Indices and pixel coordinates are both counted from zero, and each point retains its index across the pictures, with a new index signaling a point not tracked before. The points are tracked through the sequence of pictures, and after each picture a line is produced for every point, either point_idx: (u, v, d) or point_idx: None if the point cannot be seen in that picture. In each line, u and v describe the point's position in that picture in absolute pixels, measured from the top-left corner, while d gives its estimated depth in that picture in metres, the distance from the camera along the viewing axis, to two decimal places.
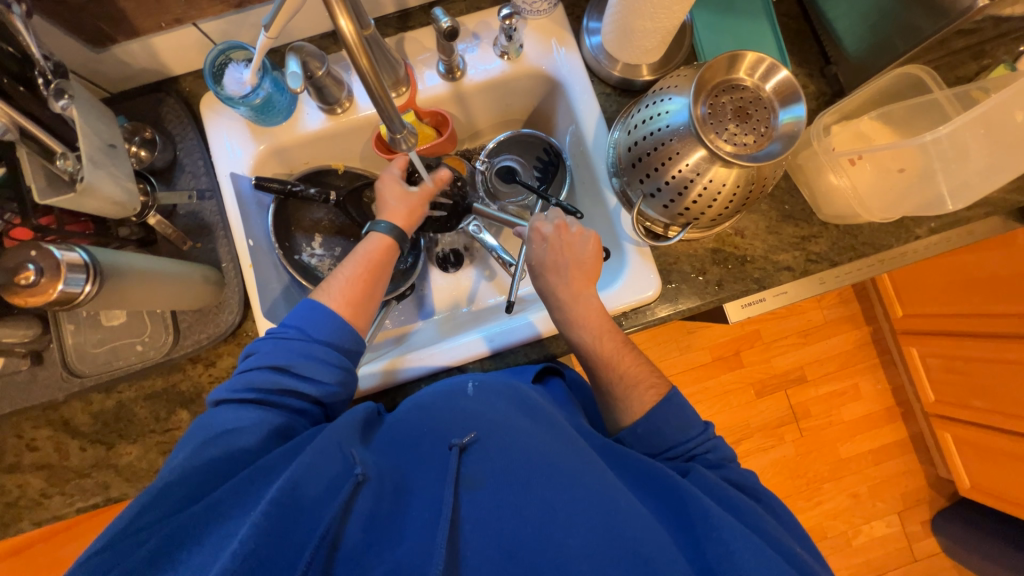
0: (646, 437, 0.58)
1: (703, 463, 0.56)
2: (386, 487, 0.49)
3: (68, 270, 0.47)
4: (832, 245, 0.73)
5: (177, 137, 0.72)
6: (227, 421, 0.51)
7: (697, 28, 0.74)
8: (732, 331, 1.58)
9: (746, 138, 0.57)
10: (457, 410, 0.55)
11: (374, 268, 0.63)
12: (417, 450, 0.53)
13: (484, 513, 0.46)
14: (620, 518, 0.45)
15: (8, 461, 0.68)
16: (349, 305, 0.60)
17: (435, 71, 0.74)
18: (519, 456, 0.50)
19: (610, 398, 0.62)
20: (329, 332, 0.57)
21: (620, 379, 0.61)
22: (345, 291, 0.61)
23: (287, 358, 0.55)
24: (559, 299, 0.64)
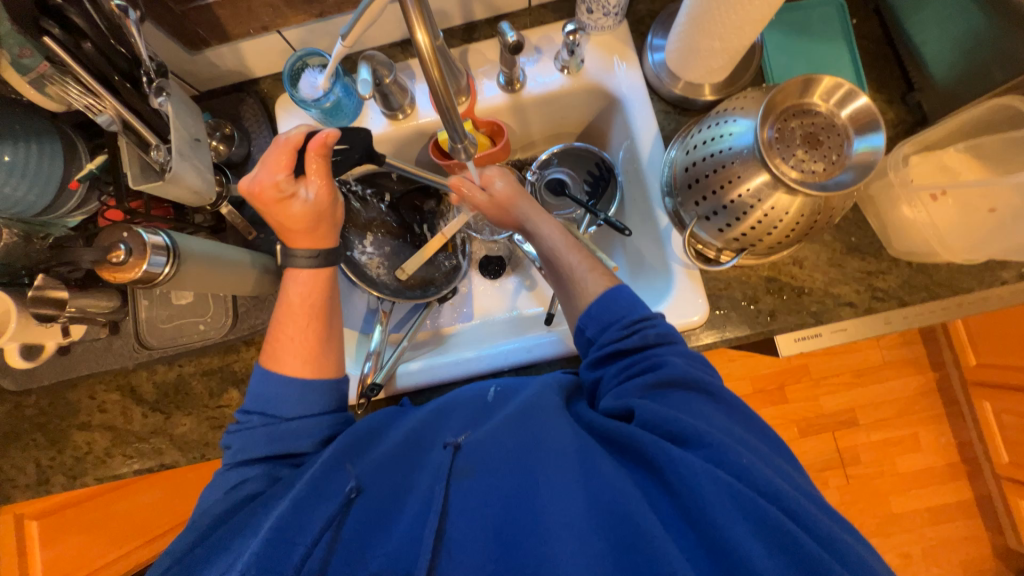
0: (597, 316, 0.58)
1: (632, 367, 0.54)
2: (381, 489, 0.53)
3: (152, 252, 0.51)
4: (902, 282, 0.68)
5: (253, 134, 0.77)
6: (229, 480, 0.55)
7: (768, 48, 0.71)
8: (777, 363, 1.50)
9: (815, 165, 0.55)
10: (451, 423, 0.58)
11: (318, 312, 0.62)
12: (415, 460, 0.56)
13: (472, 504, 0.49)
14: (602, 489, 0.46)
15: (81, 419, 0.75)
16: (305, 363, 0.60)
17: (496, 81, 0.75)
18: (506, 454, 0.52)
19: (572, 288, 0.63)
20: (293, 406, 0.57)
21: (582, 260, 0.63)
22: (293, 346, 0.60)
23: (264, 446, 0.56)
24: (524, 213, 0.68)
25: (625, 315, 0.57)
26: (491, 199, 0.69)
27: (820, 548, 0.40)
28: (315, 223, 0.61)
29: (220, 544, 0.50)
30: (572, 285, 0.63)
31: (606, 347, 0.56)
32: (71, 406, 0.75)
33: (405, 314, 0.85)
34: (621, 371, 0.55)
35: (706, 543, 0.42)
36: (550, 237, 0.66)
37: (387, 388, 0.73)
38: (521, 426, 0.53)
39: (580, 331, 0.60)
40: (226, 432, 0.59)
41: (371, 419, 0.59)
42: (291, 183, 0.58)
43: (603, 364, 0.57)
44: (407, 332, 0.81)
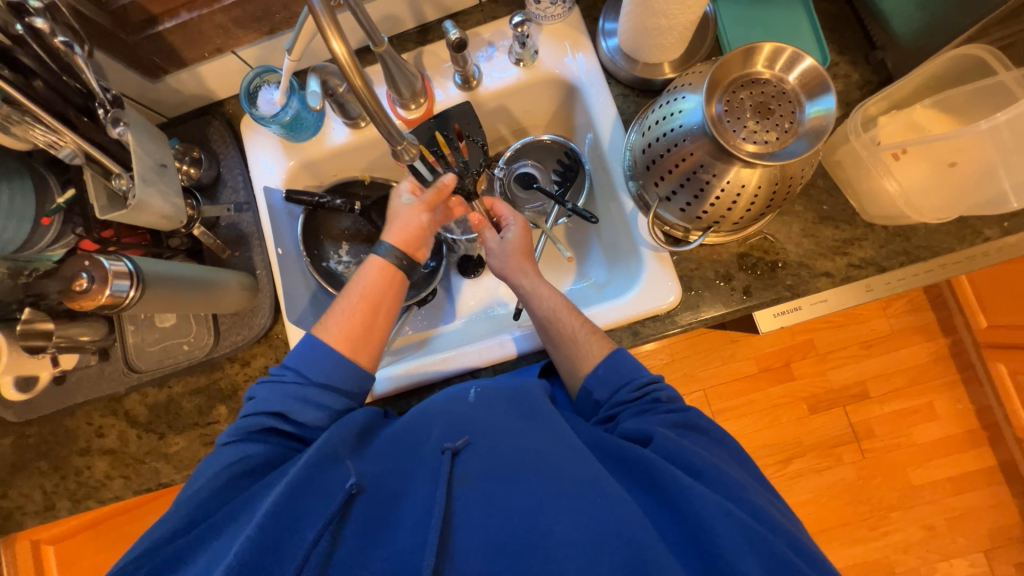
0: (604, 377, 0.58)
1: (642, 408, 0.55)
2: (382, 490, 0.52)
3: (115, 278, 0.53)
4: (880, 248, 0.66)
5: (221, 156, 0.78)
6: (234, 452, 0.54)
7: (723, 20, 0.70)
8: (780, 340, 1.47)
9: (768, 135, 0.53)
10: (451, 415, 0.55)
11: (372, 296, 0.63)
12: (412, 459, 0.54)
13: (473, 513, 0.48)
14: (607, 506, 0.45)
15: (81, 445, 0.77)
16: (346, 339, 0.60)
17: (452, 82, 0.75)
18: (508, 464, 0.50)
19: (571, 349, 0.61)
20: (319, 370, 0.58)
21: (583, 325, 0.62)
22: (343, 323, 0.61)
23: (283, 404, 0.56)
24: (524, 277, 0.67)
25: (632, 378, 0.57)
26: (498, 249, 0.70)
27: (810, 569, 0.42)
28: (392, 221, 0.66)
29: (219, 522, 0.50)
30: (571, 348, 0.62)
31: (616, 407, 0.57)
32: (70, 433, 0.78)
33: None
34: (640, 410, 0.55)
35: (703, 561, 0.43)
36: (550, 301, 0.65)
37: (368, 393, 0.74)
38: (527, 438, 0.52)
39: (586, 392, 0.60)
40: (254, 383, 0.59)
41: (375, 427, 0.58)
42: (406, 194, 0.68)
43: (615, 409, 0.57)
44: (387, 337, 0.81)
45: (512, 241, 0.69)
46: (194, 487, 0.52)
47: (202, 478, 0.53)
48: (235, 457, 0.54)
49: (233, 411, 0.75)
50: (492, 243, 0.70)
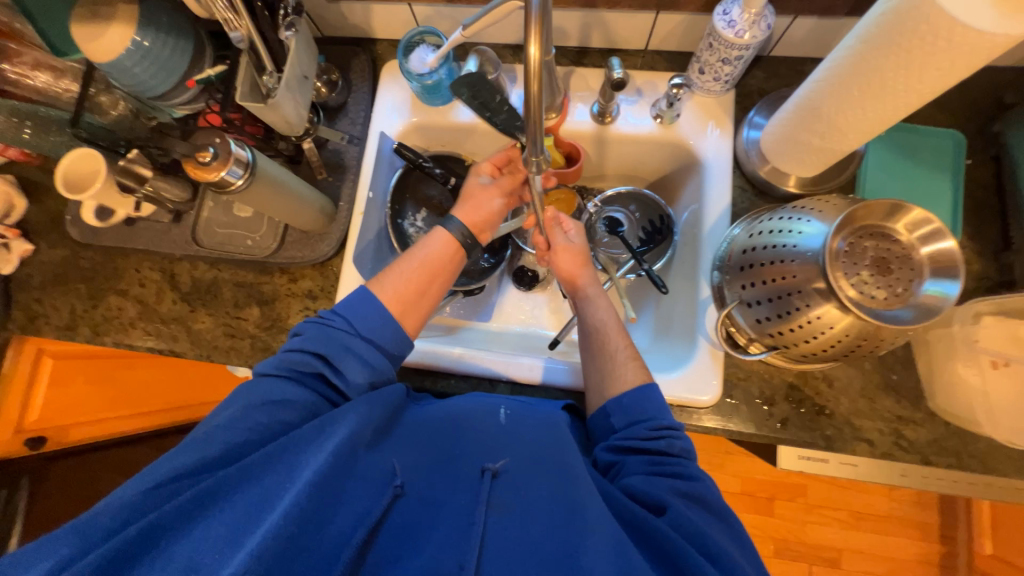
0: (626, 405, 0.59)
1: (654, 460, 0.54)
2: (422, 492, 0.52)
3: (233, 163, 0.58)
4: (934, 441, 0.64)
5: (354, 87, 0.82)
6: (274, 393, 0.55)
7: (868, 158, 0.70)
8: (776, 474, 1.42)
9: (875, 291, 0.52)
10: (488, 434, 0.57)
11: (432, 270, 0.66)
12: (445, 469, 0.54)
13: (506, 543, 0.48)
14: (635, 571, 0.45)
15: (121, 286, 0.81)
16: (397, 300, 0.63)
17: (589, 109, 0.77)
18: (542, 505, 0.51)
19: (609, 365, 0.63)
20: (369, 327, 0.59)
21: (627, 348, 0.64)
22: (398, 284, 0.64)
23: (329, 348, 0.57)
24: (587, 283, 0.71)
25: (652, 418, 0.57)
26: (564, 248, 0.71)
27: None
28: (466, 202, 0.72)
29: (247, 474, 0.48)
30: (609, 363, 0.63)
31: (628, 441, 0.56)
32: (117, 272, 0.82)
33: None
34: (649, 463, 0.54)
35: None
36: (604, 314, 0.68)
37: None
38: (555, 474, 0.53)
39: (604, 413, 0.60)
40: (303, 321, 0.61)
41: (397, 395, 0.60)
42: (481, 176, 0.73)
43: (625, 453, 0.57)
44: None
45: (577, 246, 0.71)
46: (223, 414, 0.52)
47: (234, 413, 0.52)
48: (271, 399, 0.54)
49: (264, 317, 0.77)
50: (557, 242, 0.71)
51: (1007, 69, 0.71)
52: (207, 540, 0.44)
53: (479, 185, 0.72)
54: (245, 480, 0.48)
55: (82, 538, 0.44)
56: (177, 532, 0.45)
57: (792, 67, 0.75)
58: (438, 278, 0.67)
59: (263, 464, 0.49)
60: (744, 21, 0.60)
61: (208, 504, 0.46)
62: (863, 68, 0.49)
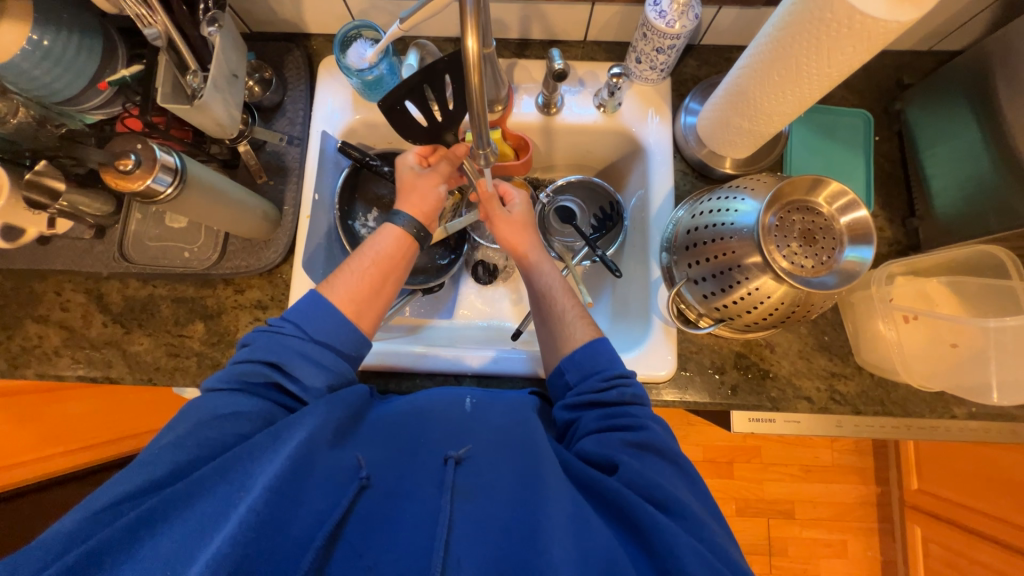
0: (579, 362, 0.61)
1: (611, 419, 0.56)
2: (389, 485, 0.52)
3: (160, 170, 0.54)
4: (861, 392, 0.70)
5: (290, 86, 0.78)
6: (221, 406, 0.52)
7: (793, 140, 0.75)
8: (733, 439, 1.52)
9: (805, 261, 0.57)
10: (451, 425, 0.58)
11: (384, 265, 0.65)
12: (409, 462, 0.54)
13: (471, 525, 0.49)
14: (591, 533, 0.47)
15: (41, 312, 0.74)
16: (351, 300, 0.61)
17: (534, 100, 0.77)
18: (506, 487, 0.51)
19: (559, 327, 0.65)
20: (324, 331, 0.57)
21: (575, 307, 0.66)
22: (351, 285, 0.62)
23: (280, 356, 0.55)
24: (532, 250, 0.71)
25: (604, 368, 0.59)
26: (509, 218, 0.72)
27: None
28: (410, 194, 0.69)
29: (199, 485, 0.46)
30: (557, 324, 0.65)
31: (583, 396, 0.58)
32: (34, 297, 0.74)
33: None
34: (606, 424, 0.56)
35: None
36: (551, 277, 0.69)
37: None
38: (518, 452, 0.54)
39: (559, 372, 0.62)
40: (253, 331, 0.58)
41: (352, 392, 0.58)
42: (414, 166, 0.70)
43: (582, 408, 0.59)
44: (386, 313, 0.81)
45: (517, 215, 0.72)
46: (173, 432, 0.50)
47: (184, 428, 0.50)
48: (221, 410, 0.51)
49: (210, 332, 0.73)
50: (498, 214, 0.71)
51: (905, 53, 0.79)
52: (159, 555, 0.42)
53: (416, 174, 0.70)
54: (198, 492, 0.46)
55: (32, 559, 0.42)
56: (127, 551, 0.43)
57: (723, 55, 0.79)
58: (390, 274, 0.65)
59: (215, 475, 0.47)
60: (673, 11, 0.63)
61: (159, 519, 0.44)
62: (783, 54, 0.53)
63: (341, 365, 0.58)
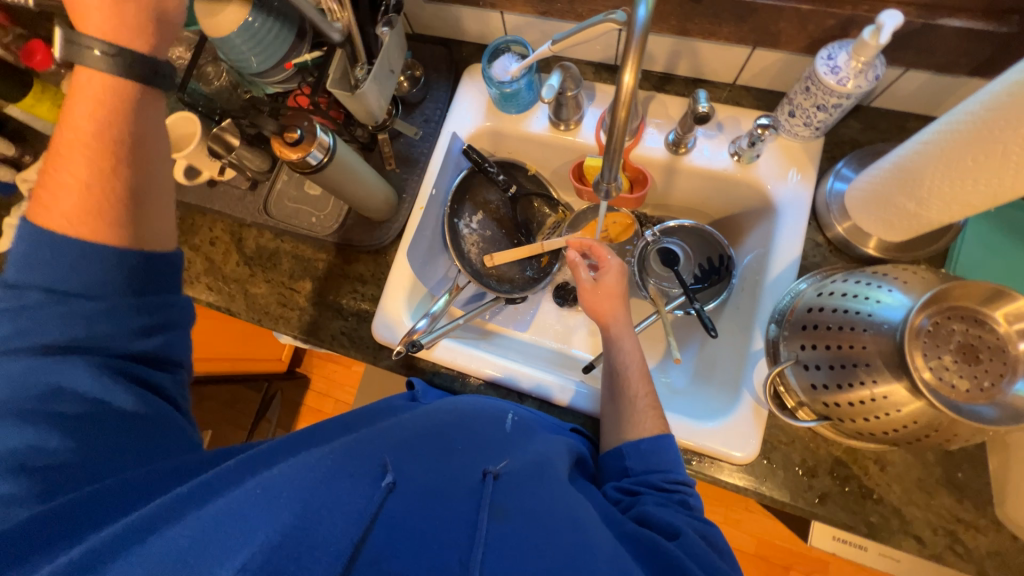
0: (644, 453, 0.57)
1: (659, 486, 0.54)
2: (423, 483, 0.47)
3: (316, 147, 0.61)
4: (995, 553, 0.57)
5: (434, 85, 0.84)
6: (43, 379, 0.43)
7: (966, 233, 0.64)
8: (796, 542, 1.33)
9: (958, 380, 0.47)
10: (485, 446, 0.54)
11: (94, 119, 0.48)
12: (444, 469, 0.49)
13: (511, 549, 0.43)
14: None
15: (194, 242, 0.87)
16: (86, 210, 0.46)
17: (663, 136, 0.75)
18: (543, 518, 0.46)
19: (625, 410, 0.62)
20: (70, 287, 0.45)
21: (647, 395, 0.62)
22: (76, 197, 0.46)
23: (64, 331, 0.44)
24: (616, 321, 0.68)
25: (668, 470, 0.56)
26: (595, 284, 0.69)
27: None
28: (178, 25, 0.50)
29: (209, 489, 0.42)
30: (627, 409, 0.62)
31: (640, 485, 0.55)
32: (193, 228, 0.88)
33: (472, 295, 0.88)
34: (659, 500, 0.53)
35: None
36: (630, 356, 0.65)
37: (425, 352, 0.76)
38: (547, 482, 0.51)
39: (618, 454, 0.59)
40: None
41: (148, 377, 0.49)
42: None
43: (635, 494, 0.55)
44: (467, 312, 0.83)
45: (608, 283, 0.68)
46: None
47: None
48: (34, 388, 0.43)
49: (315, 292, 0.81)
50: (584, 280, 0.69)
51: None
52: (170, 555, 0.37)
53: None
54: (213, 491, 0.42)
55: None
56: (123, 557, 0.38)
57: (894, 121, 0.70)
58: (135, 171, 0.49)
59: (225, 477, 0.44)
60: (849, 69, 0.56)
61: (151, 530, 0.39)
62: (987, 137, 0.45)
63: (99, 327, 0.46)
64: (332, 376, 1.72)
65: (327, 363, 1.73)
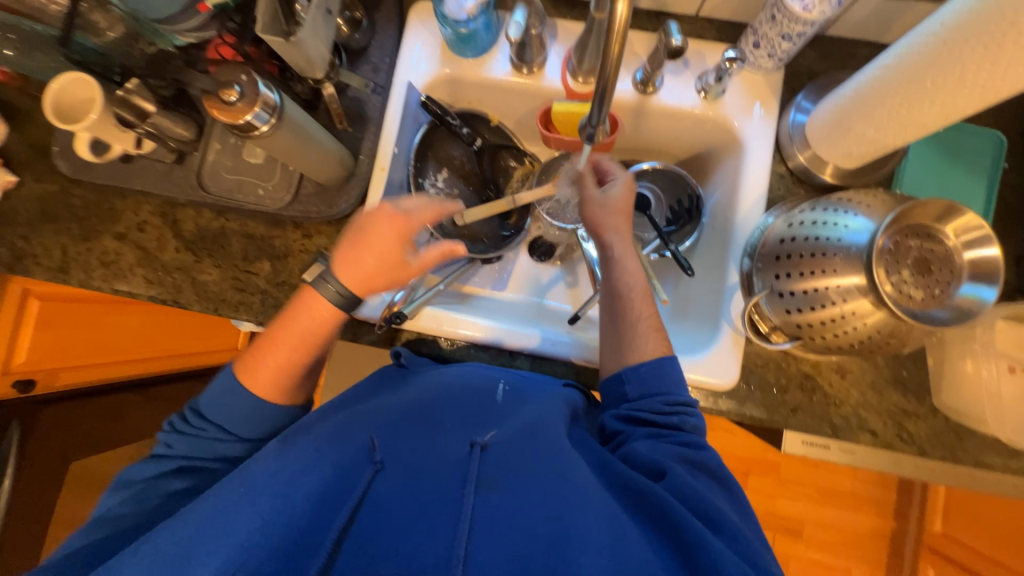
0: (645, 377, 0.59)
1: (653, 411, 0.58)
2: (406, 464, 0.50)
3: (261, 106, 0.53)
4: (932, 435, 0.67)
5: (378, 29, 0.75)
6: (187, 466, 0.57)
7: (909, 155, 0.69)
8: (753, 450, 1.53)
9: (914, 291, 0.52)
10: (473, 418, 0.56)
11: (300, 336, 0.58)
12: (430, 444, 0.53)
13: (496, 519, 0.45)
14: (626, 541, 0.44)
15: (119, 229, 0.75)
16: (271, 383, 0.58)
17: (631, 77, 0.72)
18: (527, 482, 0.48)
19: (627, 332, 0.62)
20: (228, 418, 0.58)
21: (650, 318, 0.63)
22: (267, 367, 0.58)
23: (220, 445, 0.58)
24: (619, 239, 0.66)
25: (669, 392, 0.58)
26: (600, 198, 0.68)
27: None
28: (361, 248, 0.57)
29: None
30: (629, 333, 0.62)
31: (638, 411, 0.58)
32: (113, 213, 0.76)
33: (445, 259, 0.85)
34: (653, 434, 0.56)
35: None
36: (633, 276, 0.65)
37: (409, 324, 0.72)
38: (538, 440, 0.53)
39: (619, 381, 0.61)
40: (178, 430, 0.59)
41: None
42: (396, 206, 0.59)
43: (631, 423, 0.59)
44: (446, 276, 0.80)
45: (613, 198, 0.68)
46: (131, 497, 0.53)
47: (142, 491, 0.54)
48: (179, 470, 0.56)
49: (276, 273, 0.74)
50: (592, 193, 0.68)
51: None
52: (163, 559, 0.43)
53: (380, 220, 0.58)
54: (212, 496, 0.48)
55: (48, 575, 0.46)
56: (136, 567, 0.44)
57: (846, 49, 0.71)
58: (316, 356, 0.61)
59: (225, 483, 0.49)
60: None
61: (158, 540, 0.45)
62: (947, 57, 0.47)
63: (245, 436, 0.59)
64: None
65: None
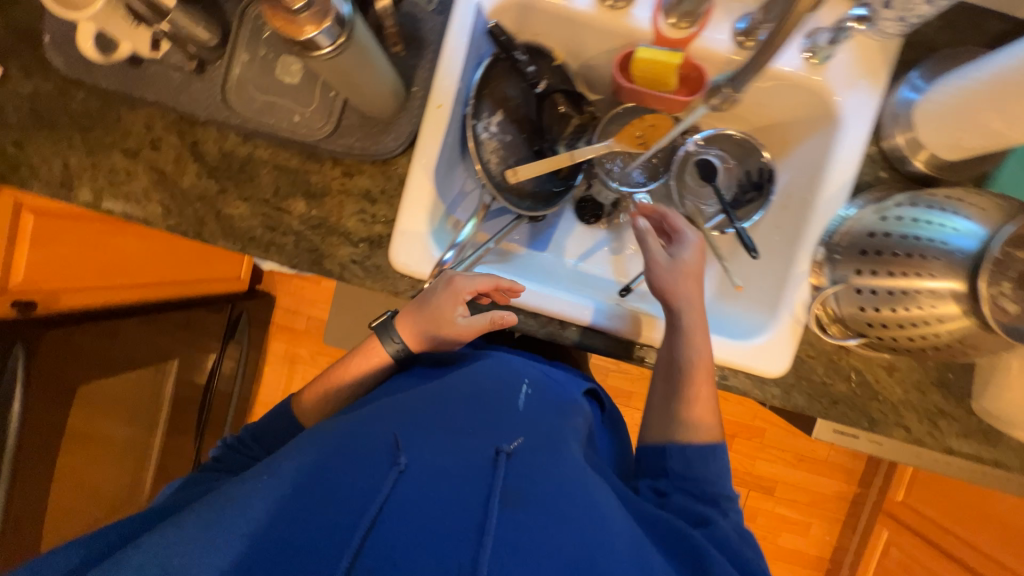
0: (689, 455, 0.60)
1: (692, 492, 0.58)
2: (425, 467, 0.47)
3: (331, 21, 0.45)
4: (961, 436, 0.69)
5: None
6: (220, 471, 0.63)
7: (1013, 152, 0.64)
8: (743, 416, 1.60)
9: (1009, 305, 0.51)
10: (496, 423, 0.54)
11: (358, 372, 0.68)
12: (451, 447, 0.50)
13: (522, 536, 0.43)
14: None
15: (128, 144, 0.66)
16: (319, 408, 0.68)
17: (729, 27, 0.65)
18: (555, 496, 0.47)
19: (680, 409, 0.63)
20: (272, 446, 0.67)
21: (704, 397, 0.62)
22: (318, 393, 0.68)
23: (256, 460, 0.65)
24: (684, 308, 0.64)
25: (710, 480, 0.59)
26: (670, 261, 0.65)
27: None
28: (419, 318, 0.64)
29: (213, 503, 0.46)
30: (680, 409, 0.63)
31: (677, 485, 0.59)
32: (120, 124, 0.66)
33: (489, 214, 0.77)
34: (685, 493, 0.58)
35: None
36: (697, 353, 0.63)
37: None
38: (562, 458, 0.51)
39: (660, 454, 0.62)
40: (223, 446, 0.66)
41: None
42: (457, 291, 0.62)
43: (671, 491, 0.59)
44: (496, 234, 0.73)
45: (684, 264, 0.65)
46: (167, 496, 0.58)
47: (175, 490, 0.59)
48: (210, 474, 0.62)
49: (312, 213, 0.67)
50: (658, 256, 0.66)
51: None
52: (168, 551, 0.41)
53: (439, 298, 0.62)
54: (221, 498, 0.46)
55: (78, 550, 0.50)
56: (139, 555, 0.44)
57: (970, 19, 0.64)
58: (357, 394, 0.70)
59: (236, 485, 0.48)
60: None
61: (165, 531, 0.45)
62: None
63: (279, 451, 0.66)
64: (300, 292, 1.60)
65: (293, 280, 1.59)
